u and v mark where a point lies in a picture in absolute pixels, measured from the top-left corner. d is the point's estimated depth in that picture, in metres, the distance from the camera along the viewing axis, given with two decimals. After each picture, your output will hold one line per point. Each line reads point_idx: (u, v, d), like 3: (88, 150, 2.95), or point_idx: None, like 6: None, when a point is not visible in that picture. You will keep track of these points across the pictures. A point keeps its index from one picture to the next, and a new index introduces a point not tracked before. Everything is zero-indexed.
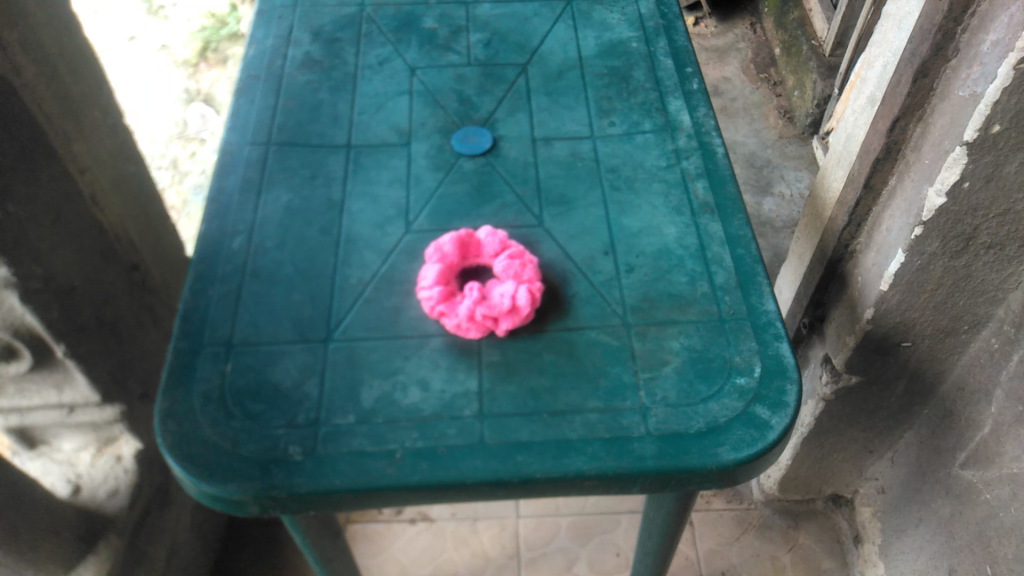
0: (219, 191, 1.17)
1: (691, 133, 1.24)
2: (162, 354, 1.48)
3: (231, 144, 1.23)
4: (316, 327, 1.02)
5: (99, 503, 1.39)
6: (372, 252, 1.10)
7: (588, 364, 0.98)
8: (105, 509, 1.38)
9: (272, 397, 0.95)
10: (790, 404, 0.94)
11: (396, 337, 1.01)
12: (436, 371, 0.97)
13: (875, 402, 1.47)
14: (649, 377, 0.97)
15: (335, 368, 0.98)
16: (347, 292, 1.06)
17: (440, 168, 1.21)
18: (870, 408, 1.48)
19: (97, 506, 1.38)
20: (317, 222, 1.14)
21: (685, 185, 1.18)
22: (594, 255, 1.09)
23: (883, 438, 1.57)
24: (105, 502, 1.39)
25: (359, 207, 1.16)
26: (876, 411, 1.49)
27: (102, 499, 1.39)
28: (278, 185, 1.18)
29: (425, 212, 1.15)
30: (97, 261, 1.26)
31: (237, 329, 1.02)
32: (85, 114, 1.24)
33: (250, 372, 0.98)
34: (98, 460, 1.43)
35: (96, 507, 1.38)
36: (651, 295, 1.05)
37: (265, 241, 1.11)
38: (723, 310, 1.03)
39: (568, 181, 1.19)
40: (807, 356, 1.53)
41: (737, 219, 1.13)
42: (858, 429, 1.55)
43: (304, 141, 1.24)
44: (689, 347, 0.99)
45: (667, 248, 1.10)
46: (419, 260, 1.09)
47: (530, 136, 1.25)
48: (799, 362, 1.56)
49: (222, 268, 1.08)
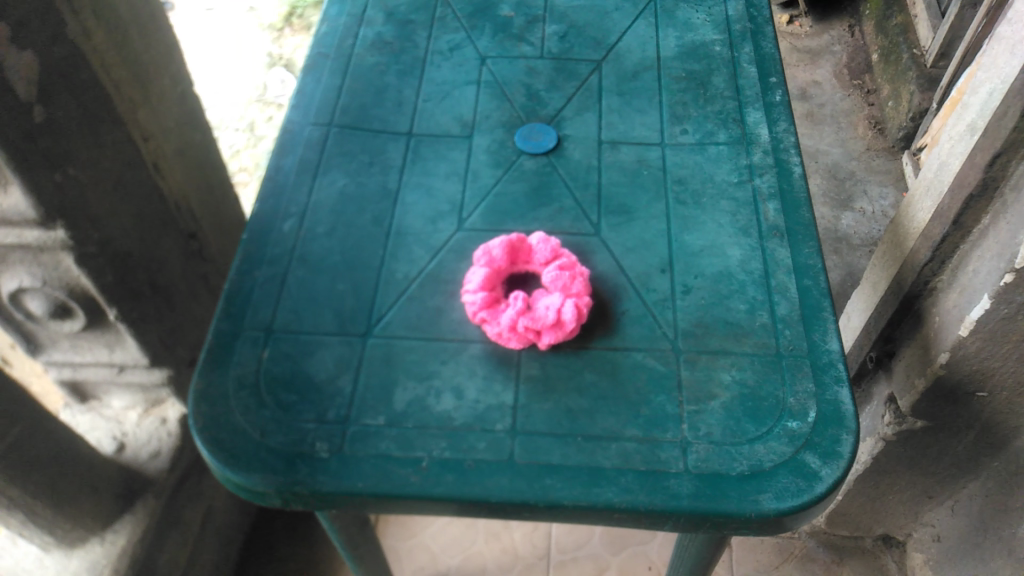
0: (275, 170, 1.15)
1: (768, 149, 1.17)
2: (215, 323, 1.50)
3: (293, 123, 1.21)
4: (356, 320, 1.00)
5: (141, 463, 1.43)
6: (420, 248, 1.08)
7: (631, 388, 0.93)
8: (145, 468, 1.42)
9: (305, 390, 0.94)
10: (843, 456, 0.88)
11: (436, 339, 0.98)
12: (472, 379, 0.95)
13: (940, 449, 1.37)
14: (693, 410, 0.92)
15: (371, 365, 0.96)
16: (392, 286, 1.03)
17: (500, 164, 1.17)
18: (934, 453, 1.39)
19: (138, 466, 1.42)
20: (369, 211, 1.12)
21: (755, 204, 1.11)
22: (650, 272, 1.04)
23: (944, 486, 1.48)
24: (147, 461, 1.43)
25: (413, 200, 1.13)
26: (941, 458, 1.39)
27: (144, 459, 1.43)
28: (334, 170, 1.16)
29: (479, 210, 1.12)
30: (156, 229, 1.27)
31: (278, 315, 1.01)
32: (154, 81, 1.24)
33: (286, 361, 0.97)
34: (144, 420, 1.48)
35: (137, 466, 1.42)
36: (705, 321, 0.99)
37: (315, 226, 1.10)
38: (781, 345, 0.96)
39: (631, 190, 1.14)
40: (870, 392, 1.44)
41: (808, 247, 1.06)
42: (919, 474, 1.46)
43: (365, 125, 1.22)
44: (740, 383, 0.94)
45: (728, 272, 1.04)
46: (468, 260, 1.06)
47: (596, 138, 1.20)
48: (861, 396, 1.47)
49: (270, 250, 1.07)
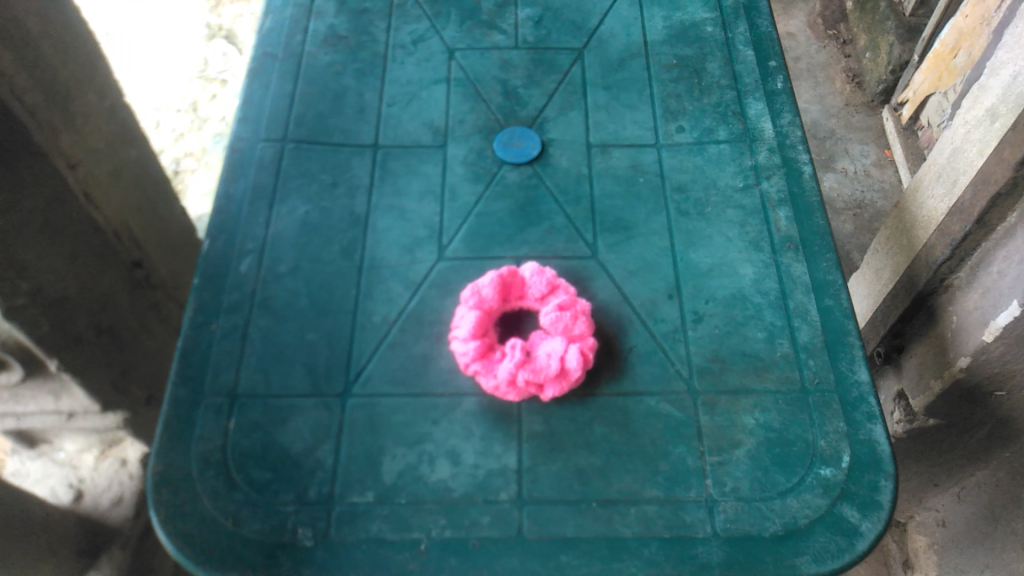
0: (226, 198, 1.02)
1: (774, 146, 1.06)
2: (173, 353, 1.37)
3: (241, 141, 1.07)
4: (332, 376, 0.89)
5: (104, 510, 1.32)
6: (398, 284, 0.96)
7: (647, 440, 0.84)
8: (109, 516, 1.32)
9: (281, 465, 0.83)
10: (884, 506, 0.80)
11: (424, 394, 0.87)
12: (468, 441, 0.84)
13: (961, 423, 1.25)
14: (717, 462, 0.83)
15: (353, 430, 0.85)
16: (369, 333, 0.92)
17: (480, 178, 1.05)
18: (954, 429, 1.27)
19: (101, 515, 1.32)
20: (336, 241, 0.99)
21: (764, 212, 1.00)
22: (656, 298, 0.94)
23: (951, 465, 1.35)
24: (110, 509, 1.32)
25: (386, 226, 1.01)
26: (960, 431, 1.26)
27: (106, 506, 1.33)
28: (294, 195, 1.03)
29: (460, 234, 1.00)
30: (94, 265, 1.13)
31: (242, 376, 0.89)
32: (77, 99, 1.08)
33: (256, 432, 0.85)
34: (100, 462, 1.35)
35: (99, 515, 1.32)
36: (721, 355, 0.90)
37: (277, 264, 0.97)
38: (807, 379, 0.88)
39: (627, 201, 1.03)
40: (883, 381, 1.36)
41: (826, 261, 0.96)
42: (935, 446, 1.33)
43: (324, 137, 1.08)
44: (765, 426, 0.85)
45: (742, 294, 0.94)
46: (453, 296, 0.95)
47: (584, 141, 1.08)
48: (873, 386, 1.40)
49: (227, 297, 0.94)
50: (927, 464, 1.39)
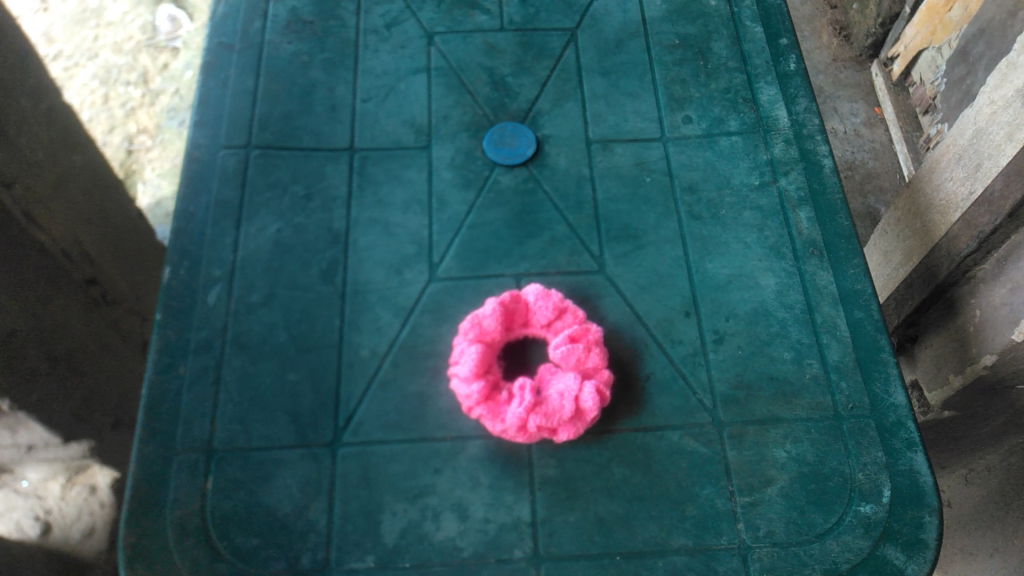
0: (185, 218, 0.91)
1: (790, 138, 0.97)
2: (139, 371, 1.26)
3: (200, 148, 0.96)
4: (319, 422, 0.80)
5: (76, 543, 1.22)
6: (387, 311, 0.86)
7: (671, 481, 0.77)
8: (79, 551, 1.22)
9: (269, 529, 0.75)
10: (930, 545, 0.74)
11: (423, 439, 0.79)
12: (476, 492, 0.77)
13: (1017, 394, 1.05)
14: (749, 503, 0.76)
15: (348, 484, 0.77)
16: (358, 370, 0.83)
17: (470, 183, 0.95)
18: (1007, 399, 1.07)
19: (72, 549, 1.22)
20: (313, 263, 0.89)
21: (783, 213, 0.92)
22: (672, 316, 0.86)
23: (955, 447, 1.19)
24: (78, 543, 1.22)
25: (369, 243, 0.91)
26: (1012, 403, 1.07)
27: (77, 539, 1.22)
28: (264, 210, 0.92)
29: (452, 250, 0.90)
30: (42, 289, 1.02)
31: (219, 427, 0.80)
32: (7, 108, 0.95)
33: (238, 491, 0.76)
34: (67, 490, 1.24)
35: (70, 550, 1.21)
36: (746, 380, 0.82)
37: (249, 292, 0.87)
38: (839, 405, 0.81)
39: (633, 205, 0.93)
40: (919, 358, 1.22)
41: (853, 267, 0.88)
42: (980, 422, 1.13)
43: (294, 141, 0.96)
44: (798, 460, 0.78)
45: (765, 309, 0.86)
46: (448, 323, 0.85)
47: (583, 137, 0.98)
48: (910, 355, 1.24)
49: (195, 333, 0.84)
50: (928, 448, 1.24)
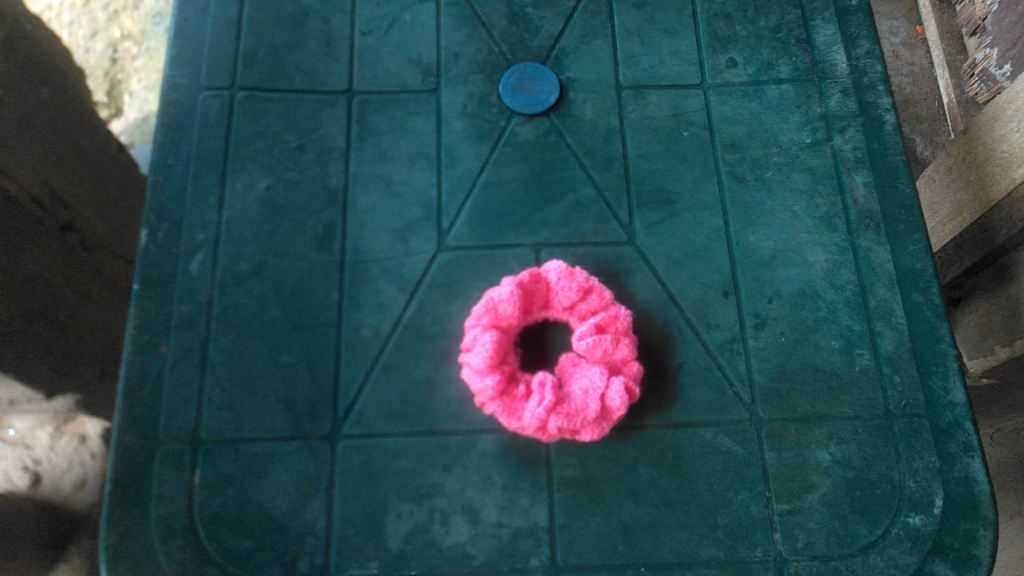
0: (164, 172, 0.81)
1: (849, 88, 0.85)
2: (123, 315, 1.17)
3: (178, 89, 0.84)
4: (316, 411, 0.72)
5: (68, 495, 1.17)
6: (390, 285, 0.77)
7: (703, 485, 0.70)
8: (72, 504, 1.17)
9: (262, 530, 0.69)
10: (983, 562, 0.68)
11: (431, 433, 0.72)
12: (488, 493, 0.70)
13: None
14: (787, 512, 0.69)
15: (349, 481, 0.70)
16: (359, 352, 0.75)
17: (483, 136, 0.83)
18: None
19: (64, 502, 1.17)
20: (308, 227, 0.79)
21: (837, 177, 0.82)
22: (708, 297, 0.77)
23: (975, 406, 1.10)
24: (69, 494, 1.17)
25: (370, 204, 0.81)
26: None
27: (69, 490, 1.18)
28: (251, 164, 0.81)
29: (463, 214, 0.80)
30: (13, 241, 0.93)
31: (205, 415, 0.72)
32: None
33: (228, 488, 0.70)
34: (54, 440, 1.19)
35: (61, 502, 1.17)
36: (789, 372, 0.74)
37: (236, 260, 0.78)
38: (891, 402, 0.73)
39: (668, 164, 0.83)
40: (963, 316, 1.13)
41: (914, 244, 0.79)
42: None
43: (284, 82, 0.85)
44: (843, 463, 0.71)
45: (812, 290, 0.77)
46: (458, 300, 0.77)
47: (612, 83, 0.86)
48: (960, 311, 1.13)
49: (177, 306, 0.76)
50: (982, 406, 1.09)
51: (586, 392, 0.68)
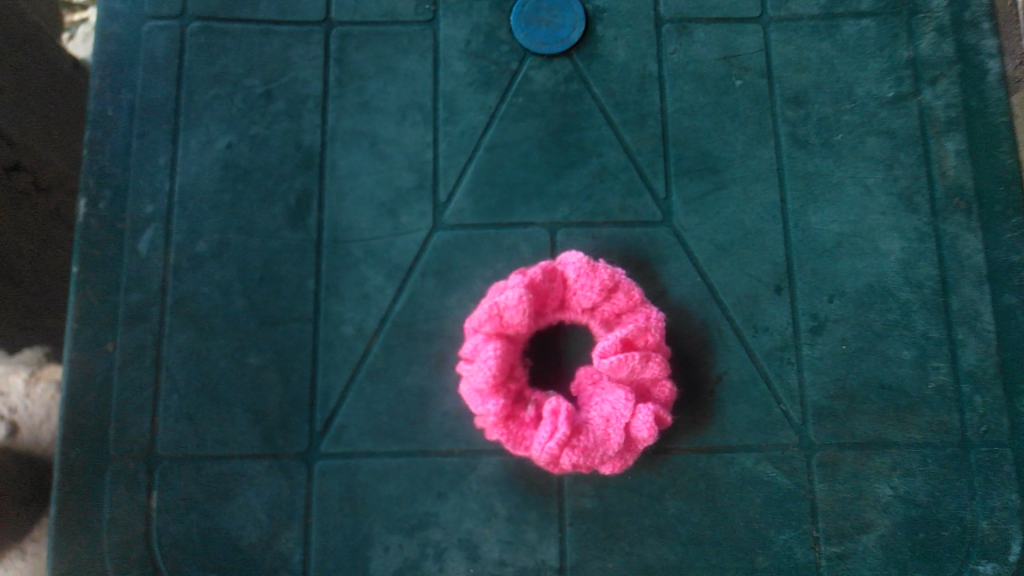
0: (104, 126, 0.67)
1: (947, 24, 0.68)
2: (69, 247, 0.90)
3: (117, 19, 0.69)
4: (289, 424, 0.62)
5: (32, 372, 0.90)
6: (377, 272, 0.65)
7: (740, 523, 0.60)
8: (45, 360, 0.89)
9: (229, 563, 0.60)
10: None
11: (423, 454, 0.61)
12: (490, 525, 0.60)
13: None
14: (838, 556, 0.60)
15: (329, 508, 0.61)
16: (339, 354, 0.63)
17: (490, 82, 0.68)
18: None
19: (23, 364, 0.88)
20: (278, 197, 0.66)
21: (923, 142, 0.66)
22: (757, 293, 0.64)
23: None
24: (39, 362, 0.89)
25: (351, 168, 0.67)
26: None
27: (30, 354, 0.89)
28: (209, 116, 0.67)
29: (465, 182, 0.66)
30: None
31: (161, 428, 0.62)
32: None
33: (190, 513, 0.61)
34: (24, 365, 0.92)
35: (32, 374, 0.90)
36: (849, 388, 0.62)
37: (194, 238, 0.65)
38: (968, 428, 0.62)
39: (715, 122, 0.67)
40: None
41: (1010, 232, 0.65)
42: None
43: (245, 10, 0.69)
44: (906, 500, 0.61)
45: (883, 286, 0.64)
46: (457, 291, 0.64)
47: (650, 14, 0.69)
48: None
49: (125, 295, 0.64)
50: None
51: (607, 421, 0.57)
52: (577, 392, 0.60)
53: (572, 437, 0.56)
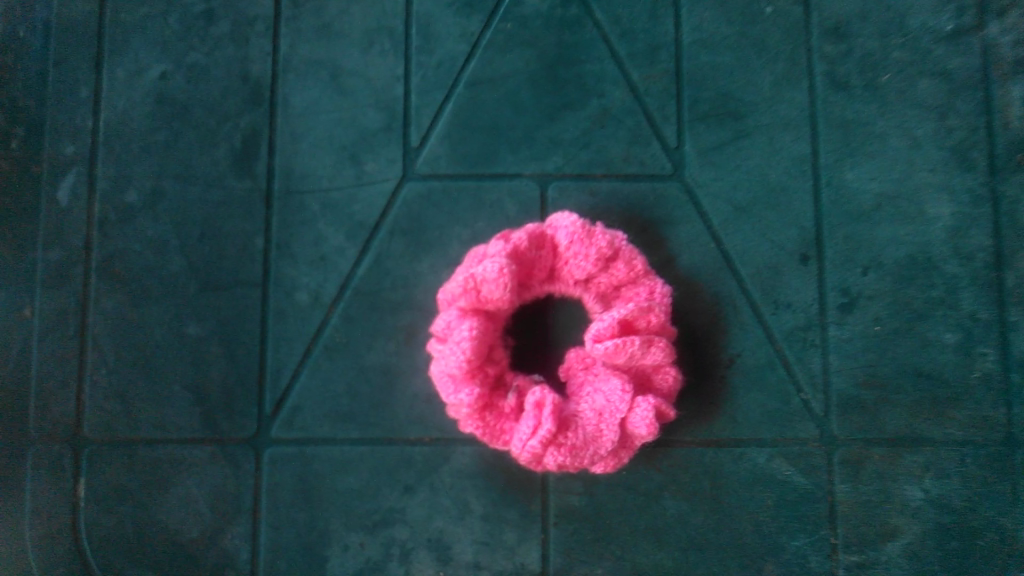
0: (18, 50, 0.57)
1: None
2: None
3: None
4: (234, 406, 0.54)
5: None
6: (337, 230, 0.56)
7: (748, 527, 0.53)
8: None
9: (166, 561, 0.53)
10: None
11: (389, 442, 0.53)
12: (463, 524, 0.53)
13: None
14: (858, 566, 0.53)
15: (280, 501, 0.53)
16: (292, 325, 0.55)
17: (472, 3, 0.57)
18: None
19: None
20: (222, 139, 0.56)
21: (985, 86, 0.56)
22: (779, 263, 0.55)
23: None
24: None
25: (308, 105, 0.57)
26: None
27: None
28: (139, 40, 0.57)
29: (441, 124, 0.56)
30: None
31: (88, 407, 0.54)
32: None
33: (122, 505, 0.53)
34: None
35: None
36: (881, 375, 0.54)
37: (123, 187, 0.56)
38: (1015, 424, 0.54)
39: (739, 57, 0.57)
40: None
41: None
42: None
43: None
44: (939, 504, 0.53)
45: (927, 258, 0.55)
46: (429, 254, 0.55)
47: None
48: None
49: (44, 253, 0.56)
50: None
51: (600, 415, 0.49)
52: (567, 378, 0.52)
53: (558, 434, 0.48)
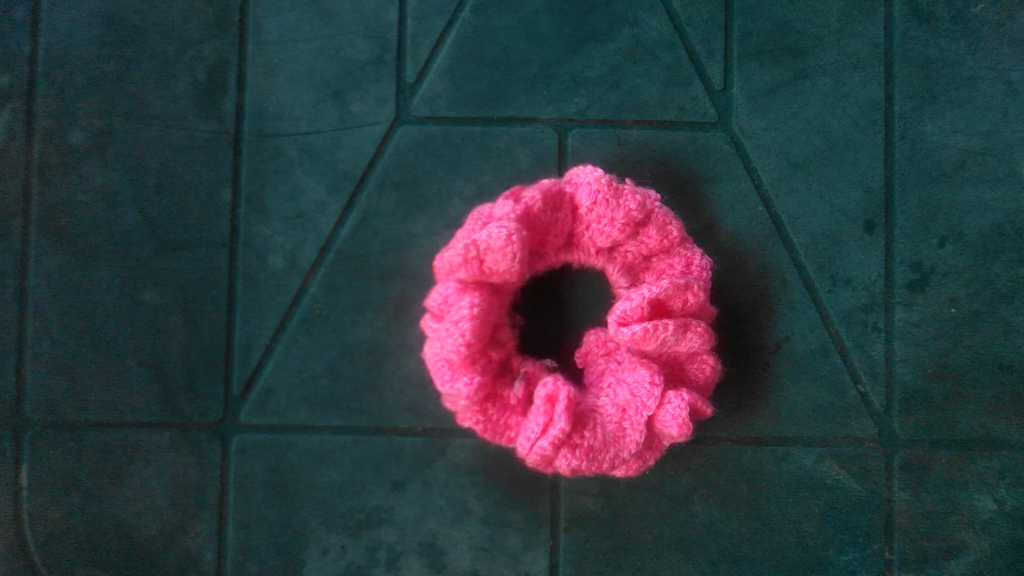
0: None
1: None
2: None
3: None
4: (199, 386, 0.47)
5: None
6: (318, 182, 0.47)
7: (790, 538, 0.46)
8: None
9: (121, 561, 0.46)
10: None
11: (376, 432, 0.46)
12: (460, 527, 0.46)
13: None
14: None
15: (250, 496, 0.46)
16: (265, 293, 0.47)
17: None
18: None
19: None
20: (182, 72, 0.48)
21: None
22: (839, 231, 0.46)
23: None
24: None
25: (284, 31, 0.48)
26: None
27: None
28: None
29: (442, 56, 0.47)
30: None
31: (30, 384, 0.47)
32: None
33: (71, 496, 0.47)
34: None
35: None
36: (954, 367, 0.46)
37: (67, 126, 0.48)
38: None
39: None
40: None
41: None
42: None
43: None
44: (1014, 517, 0.46)
45: (1015, 229, 0.46)
46: (426, 212, 0.47)
47: None
48: None
49: None
50: None
51: (623, 411, 0.41)
52: (584, 364, 0.44)
53: (573, 433, 0.40)
